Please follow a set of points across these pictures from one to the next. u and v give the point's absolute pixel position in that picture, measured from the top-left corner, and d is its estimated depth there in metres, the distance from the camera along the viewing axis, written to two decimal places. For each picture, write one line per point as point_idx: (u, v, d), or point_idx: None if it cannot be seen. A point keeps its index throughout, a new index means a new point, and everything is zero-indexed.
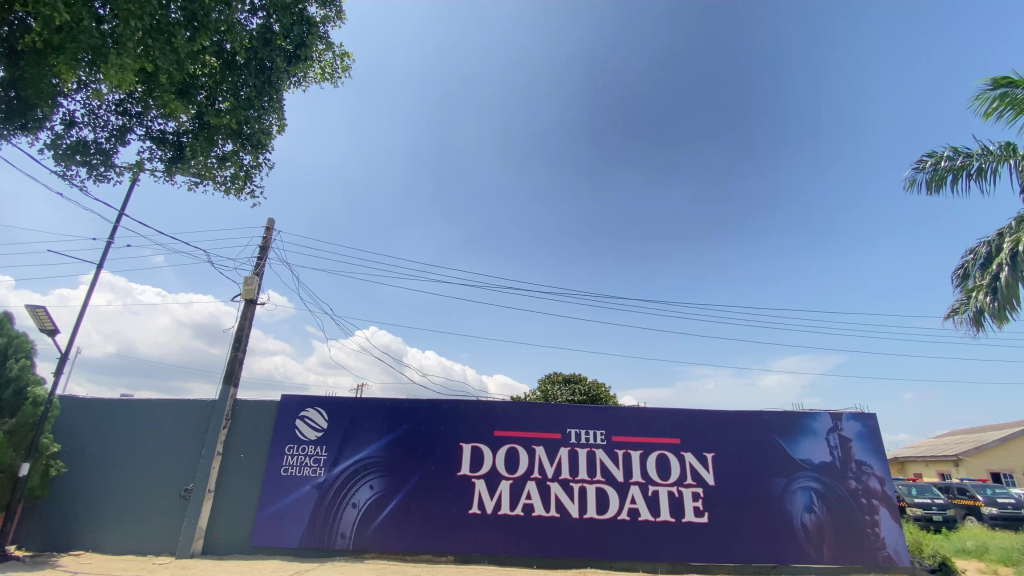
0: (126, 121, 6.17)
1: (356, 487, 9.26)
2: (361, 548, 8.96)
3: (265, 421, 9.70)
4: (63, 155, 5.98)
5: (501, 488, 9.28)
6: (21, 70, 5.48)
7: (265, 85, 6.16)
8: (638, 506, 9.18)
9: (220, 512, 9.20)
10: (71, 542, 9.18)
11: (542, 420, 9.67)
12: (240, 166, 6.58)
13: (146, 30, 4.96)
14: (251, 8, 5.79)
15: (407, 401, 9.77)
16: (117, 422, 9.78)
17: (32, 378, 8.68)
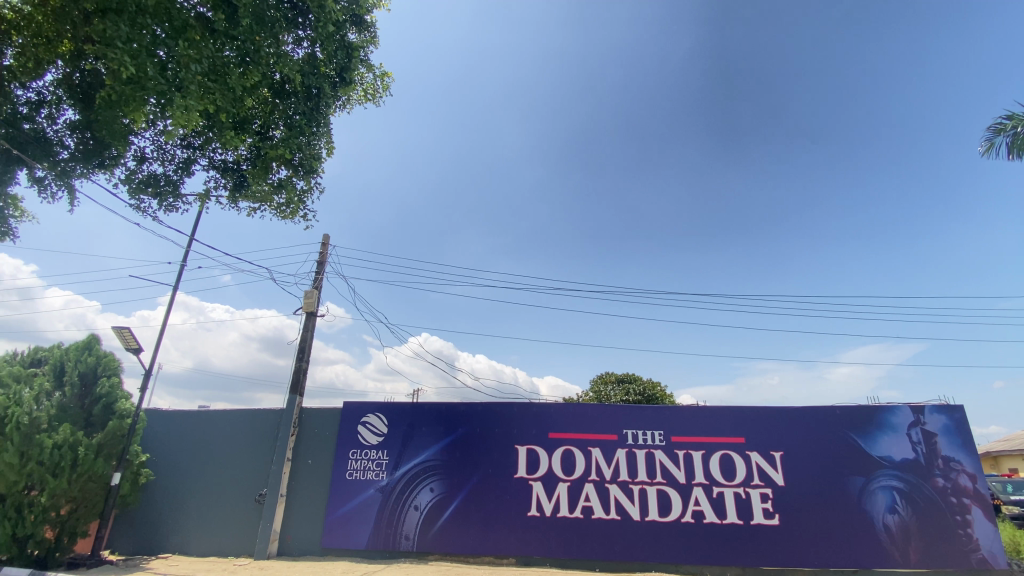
0: (190, 154, 6.55)
1: (416, 490, 9.47)
2: (425, 550, 9.15)
3: (329, 428, 10.13)
4: (136, 188, 6.48)
5: (558, 490, 9.20)
6: (95, 114, 5.98)
7: (314, 112, 6.31)
8: (703, 508, 8.83)
9: (293, 516, 9.67)
10: (162, 543, 9.94)
11: (596, 420, 9.51)
12: (294, 191, 6.71)
13: (205, 73, 5.23)
14: (296, 40, 5.88)
15: (461, 405, 9.89)
16: (198, 432, 10.50)
17: (120, 395, 9.48)
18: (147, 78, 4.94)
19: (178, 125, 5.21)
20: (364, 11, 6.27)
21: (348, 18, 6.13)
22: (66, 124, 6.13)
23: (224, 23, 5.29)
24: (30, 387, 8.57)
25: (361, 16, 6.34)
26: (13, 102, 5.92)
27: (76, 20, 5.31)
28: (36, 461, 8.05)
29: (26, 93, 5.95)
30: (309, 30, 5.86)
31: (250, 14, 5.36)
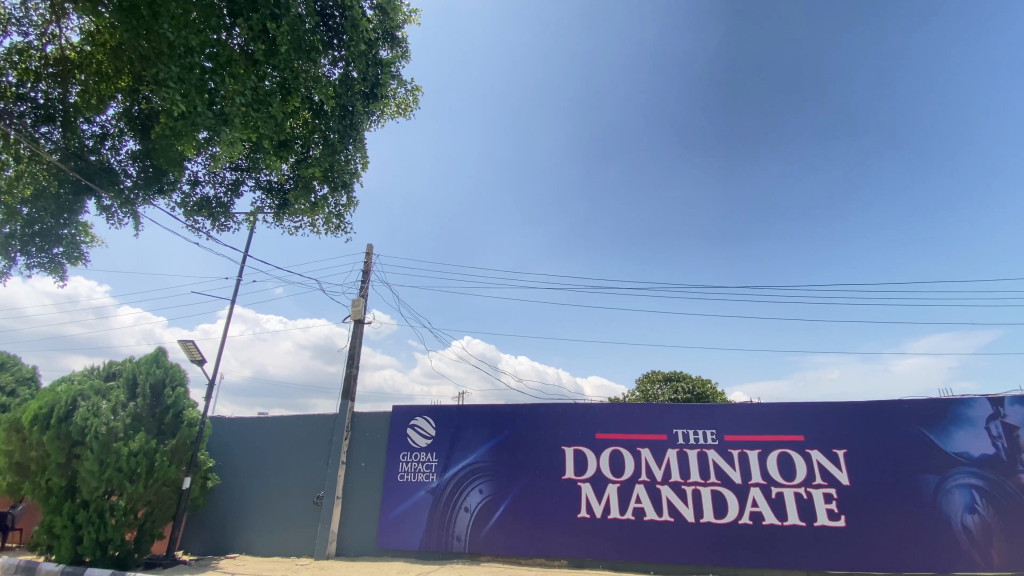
0: (239, 176, 6.88)
1: (466, 492, 9.58)
2: (476, 551, 9.25)
3: (380, 431, 10.41)
4: (191, 211, 6.86)
5: (608, 491, 9.07)
6: (152, 143, 6.36)
7: (349, 129, 6.44)
8: (761, 509, 8.48)
9: (348, 518, 9.99)
10: (229, 544, 10.51)
11: (644, 420, 9.31)
12: (331, 208, 6.91)
13: (249, 103, 5.47)
14: (332, 61, 6.06)
15: (506, 407, 9.92)
16: (258, 438, 11.04)
17: (186, 403, 10.09)
18: (195, 114, 5.18)
19: (227, 155, 5.47)
20: (395, 27, 6.38)
21: (380, 35, 6.26)
22: (128, 154, 6.58)
23: (265, 54, 5.49)
24: (107, 399, 9.25)
25: (392, 32, 6.46)
26: (81, 137, 6.42)
27: (132, 59, 5.71)
28: (115, 468, 8.67)
29: (92, 127, 6.43)
30: (343, 51, 6.07)
31: (288, 41, 5.52)
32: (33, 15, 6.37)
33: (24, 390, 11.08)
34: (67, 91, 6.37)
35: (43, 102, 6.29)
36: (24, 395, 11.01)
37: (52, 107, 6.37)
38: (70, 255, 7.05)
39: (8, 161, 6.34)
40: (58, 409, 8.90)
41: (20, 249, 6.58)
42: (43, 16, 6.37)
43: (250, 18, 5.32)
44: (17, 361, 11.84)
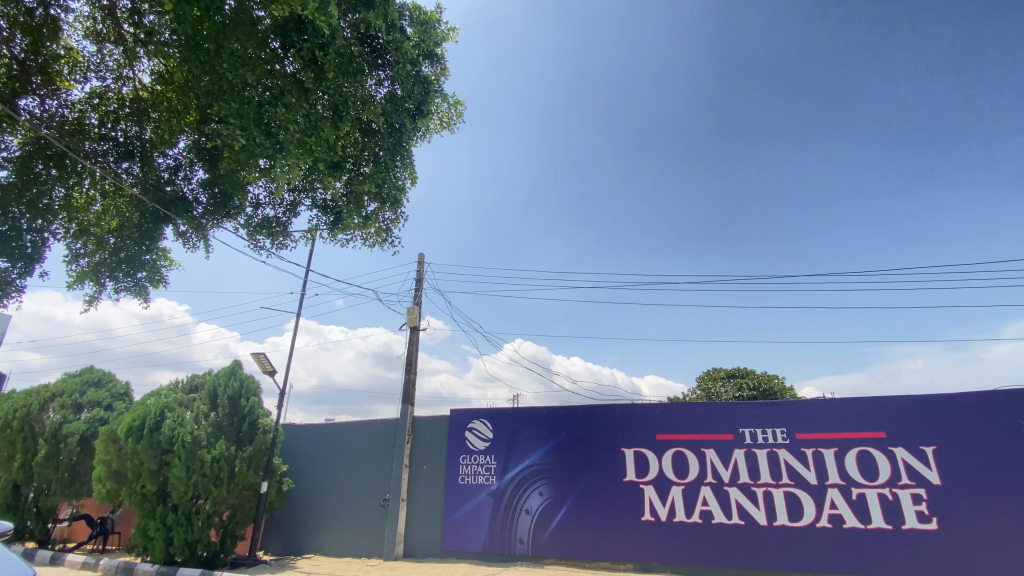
0: (297, 197, 7.23)
1: (526, 494, 9.58)
2: (540, 554, 9.23)
3: (440, 435, 10.63)
4: (254, 231, 7.28)
5: (673, 494, 8.80)
6: (218, 171, 6.76)
7: (397, 146, 6.63)
8: (842, 512, 7.95)
9: (413, 520, 10.25)
10: (305, 545, 11.06)
11: (708, 420, 8.96)
12: (381, 223, 7.14)
13: (303, 129, 5.74)
14: (377, 81, 6.27)
15: (562, 409, 9.84)
16: (327, 443, 11.56)
17: (260, 412, 10.72)
18: (255, 144, 5.51)
19: (285, 179, 5.77)
20: (435, 45, 6.52)
21: (421, 53, 6.42)
22: (199, 183, 7.06)
23: (314, 80, 5.75)
24: (191, 410, 10.00)
25: (433, 50, 6.61)
26: (157, 170, 6.96)
27: (197, 94, 6.14)
28: (200, 474, 9.37)
29: (166, 160, 6.96)
30: (389, 70, 6.27)
31: (336, 66, 5.75)
32: (109, 61, 7.01)
33: (118, 404, 12.13)
34: (142, 129, 6.99)
35: (123, 140, 6.91)
36: (119, 409, 12.04)
37: (131, 144, 6.97)
38: (153, 279, 7.67)
39: (95, 196, 7.13)
40: (148, 421, 9.69)
41: (109, 276, 7.27)
42: (118, 61, 7.00)
43: (301, 49, 5.65)
44: (112, 378, 12.97)
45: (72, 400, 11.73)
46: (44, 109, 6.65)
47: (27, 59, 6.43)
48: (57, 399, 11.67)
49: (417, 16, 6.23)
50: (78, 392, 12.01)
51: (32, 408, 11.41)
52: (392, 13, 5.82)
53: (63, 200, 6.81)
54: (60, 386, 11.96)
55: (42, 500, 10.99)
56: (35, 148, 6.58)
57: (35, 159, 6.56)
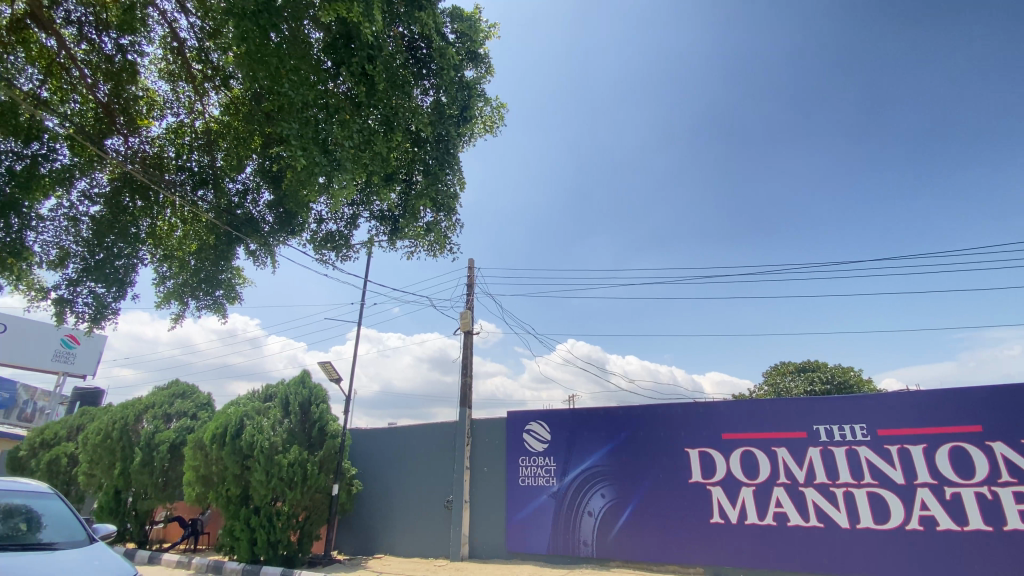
0: (356, 211, 7.53)
1: (588, 496, 9.49)
2: (606, 556, 9.11)
3: (498, 437, 10.75)
4: (319, 246, 7.64)
5: (743, 495, 8.45)
6: (283, 191, 7.07)
7: (446, 154, 6.76)
8: (934, 512, 7.35)
9: (478, 521, 10.40)
10: (375, 545, 11.48)
11: (777, 417, 8.54)
12: (438, 231, 7.29)
13: (358, 144, 5.97)
14: (424, 90, 6.39)
15: (621, 409, 9.68)
16: (391, 447, 11.96)
17: (329, 418, 11.27)
18: (315, 163, 5.75)
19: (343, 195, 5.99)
20: (479, 47, 6.53)
21: (463, 57, 6.43)
22: (265, 205, 7.38)
23: (366, 95, 5.96)
24: (267, 418, 10.64)
25: (476, 51, 6.58)
26: (229, 194, 7.43)
27: (261, 120, 6.52)
28: (278, 477, 9.97)
29: (237, 185, 7.39)
30: (434, 79, 6.37)
31: (385, 79, 5.95)
32: (181, 98, 7.60)
33: (202, 414, 13.08)
34: (214, 157, 7.54)
35: (197, 169, 7.46)
36: (203, 418, 12.97)
37: (204, 172, 7.51)
38: (229, 296, 8.07)
39: (177, 223, 7.75)
40: (230, 428, 10.37)
41: (191, 295, 7.77)
42: (189, 97, 7.57)
43: (351, 65, 5.87)
44: (196, 390, 14.01)
45: (163, 410, 12.81)
46: (129, 147, 7.31)
47: (111, 102, 7.09)
48: (150, 411, 12.78)
49: (459, 20, 6.30)
50: (167, 404, 13.07)
51: (130, 418, 12.55)
52: (435, 17, 5.97)
53: (150, 229, 7.48)
54: (152, 399, 13.08)
55: (140, 503, 12.04)
56: (122, 182, 7.26)
57: (124, 193, 7.27)
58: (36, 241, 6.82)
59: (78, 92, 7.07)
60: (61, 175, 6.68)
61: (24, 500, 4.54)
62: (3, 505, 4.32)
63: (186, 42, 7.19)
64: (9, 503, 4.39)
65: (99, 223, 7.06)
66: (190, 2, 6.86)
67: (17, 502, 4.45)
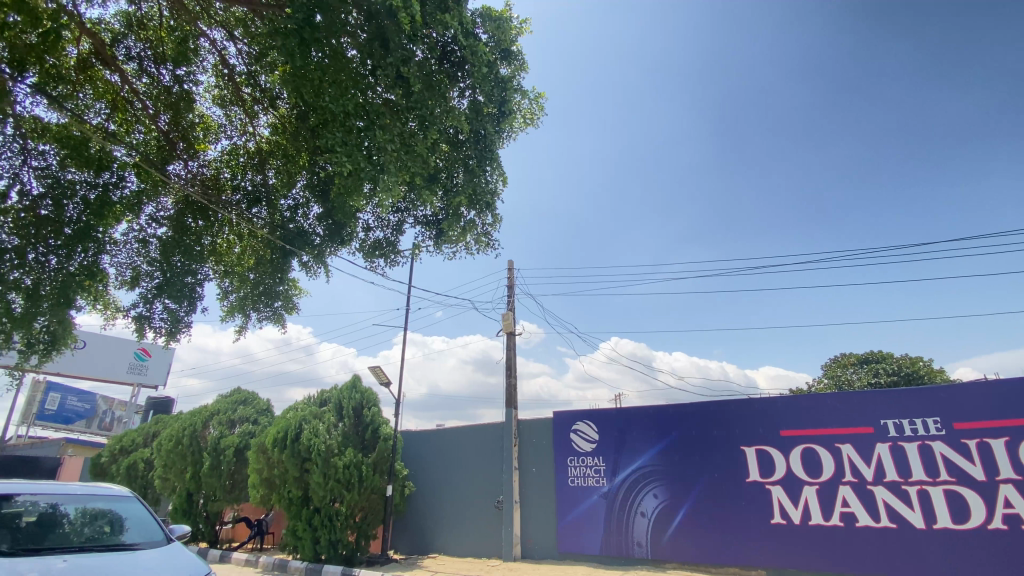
0: (401, 217, 7.71)
1: (640, 496, 9.33)
2: (661, 558, 8.93)
3: (546, 437, 10.74)
4: (368, 253, 7.85)
5: (805, 494, 8.09)
6: (331, 203, 7.21)
7: (485, 151, 6.78)
8: (1020, 511, 6.81)
9: (529, 522, 10.42)
10: (430, 545, 11.71)
11: (840, 412, 8.12)
12: (480, 228, 7.32)
13: (399, 148, 6.06)
14: (460, 92, 6.39)
15: (671, 407, 9.46)
16: (440, 449, 12.17)
17: (381, 420, 11.61)
18: (360, 170, 5.93)
19: (388, 197, 6.09)
20: (511, 43, 6.50)
21: (497, 55, 6.41)
22: (315, 218, 7.57)
23: (404, 98, 6.01)
24: (322, 421, 11.05)
25: (508, 48, 6.55)
26: (281, 210, 7.72)
27: (307, 137, 6.80)
28: (335, 479, 10.35)
29: (288, 201, 7.68)
30: (468, 80, 6.35)
31: (421, 82, 5.99)
32: (235, 121, 8.01)
33: (263, 419, 13.73)
34: (266, 175, 7.92)
35: (251, 189, 7.86)
36: (264, 422, 13.61)
37: (258, 191, 7.89)
38: (287, 306, 8.46)
39: (235, 240, 8.20)
40: (290, 432, 10.84)
41: (252, 307, 8.16)
42: (242, 119, 7.97)
43: (387, 68, 5.87)
44: (256, 396, 14.72)
45: (227, 417, 13.53)
46: (189, 171, 7.79)
47: (171, 130, 7.56)
48: (215, 417, 13.54)
49: (489, 19, 6.30)
50: (231, 410, 13.82)
51: (198, 425, 13.34)
52: (465, 16, 5.98)
53: (212, 247, 7.96)
54: (217, 406, 13.85)
55: (210, 505, 12.78)
56: (184, 205, 7.74)
57: (186, 214, 7.73)
58: (111, 263, 7.40)
59: (142, 123, 7.55)
60: (130, 202, 7.21)
61: (108, 504, 4.91)
62: (89, 509, 4.70)
63: (235, 67, 7.59)
64: (94, 507, 4.76)
65: (166, 244, 7.54)
66: (237, 29, 7.21)
67: (102, 506, 4.83)
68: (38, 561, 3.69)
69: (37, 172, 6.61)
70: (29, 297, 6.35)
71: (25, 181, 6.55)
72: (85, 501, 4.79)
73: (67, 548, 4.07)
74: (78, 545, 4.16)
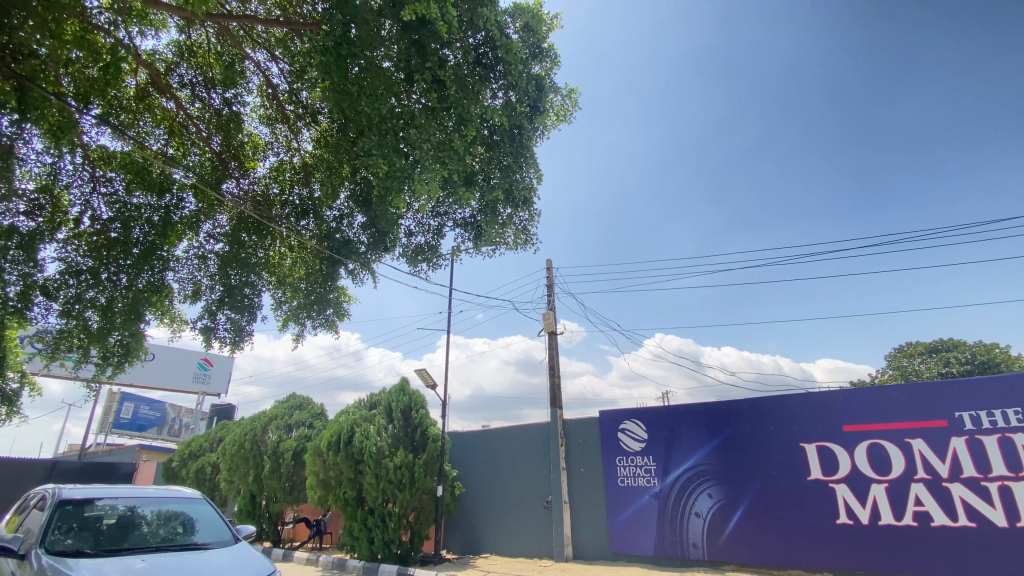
0: (440, 221, 7.82)
1: (694, 496, 9.07)
2: (719, 560, 8.65)
3: (593, 437, 10.64)
4: (411, 258, 7.99)
5: (873, 493, 7.64)
6: (373, 211, 7.39)
7: (520, 149, 6.77)
8: None
9: (580, 522, 10.34)
10: (482, 545, 11.80)
11: (908, 405, 7.63)
12: (518, 225, 7.30)
13: (436, 149, 6.11)
14: (494, 93, 6.41)
15: (722, 403, 9.17)
16: (488, 449, 12.26)
17: (429, 422, 11.82)
18: (399, 172, 6.02)
19: (424, 196, 6.12)
20: (542, 40, 6.49)
21: (529, 53, 6.41)
22: (359, 226, 7.80)
23: (440, 102, 6.10)
24: (373, 424, 11.37)
25: (540, 45, 6.54)
26: (327, 221, 7.98)
27: (348, 148, 7.02)
28: (387, 480, 10.62)
29: (334, 212, 7.94)
30: (502, 81, 6.36)
31: (455, 85, 6.09)
32: (280, 137, 8.36)
33: (318, 423, 14.26)
34: (311, 188, 8.24)
35: (299, 203, 8.16)
36: (318, 426, 14.13)
37: (305, 204, 8.20)
38: (338, 313, 8.74)
39: (286, 251, 8.55)
40: (343, 435, 11.21)
41: (305, 315, 8.47)
42: (287, 135, 8.31)
43: (423, 74, 6.00)
44: (310, 401, 15.29)
45: (284, 421, 14.16)
46: (241, 188, 8.18)
47: (224, 150, 7.98)
48: (274, 422, 14.17)
49: (520, 16, 6.27)
50: (287, 415, 14.44)
51: (258, 430, 14.00)
52: (496, 15, 5.99)
53: (265, 259, 8.33)
54: (275, 411, 14.49)
55: (273, 505, 13.38)
56: (238, 221, 8.14)
57: (241, 230, 8.12)
58: (175, 279, 7.90)
59: (197, 146, 8.00)
60: (189, 221, 7.64)
61: (181, 506, 5.23)
62: (164, 511, 5.02)
63: (279, 86, 7.93)
64: (169, 509, 5.08)
65: (224, 258, 7.96)
66: (278, 49, 7.53)
67: (175, 508, 5.14)
68: (119, 561, 3.96)
69: (106, 198, 7.11)
70: (104, 314, 6.85)
71: (96, 207, 7.06)
72: (160, 503, 5.12)
73: (145, 548, 4.37)
74: (155, 545, 4.45)
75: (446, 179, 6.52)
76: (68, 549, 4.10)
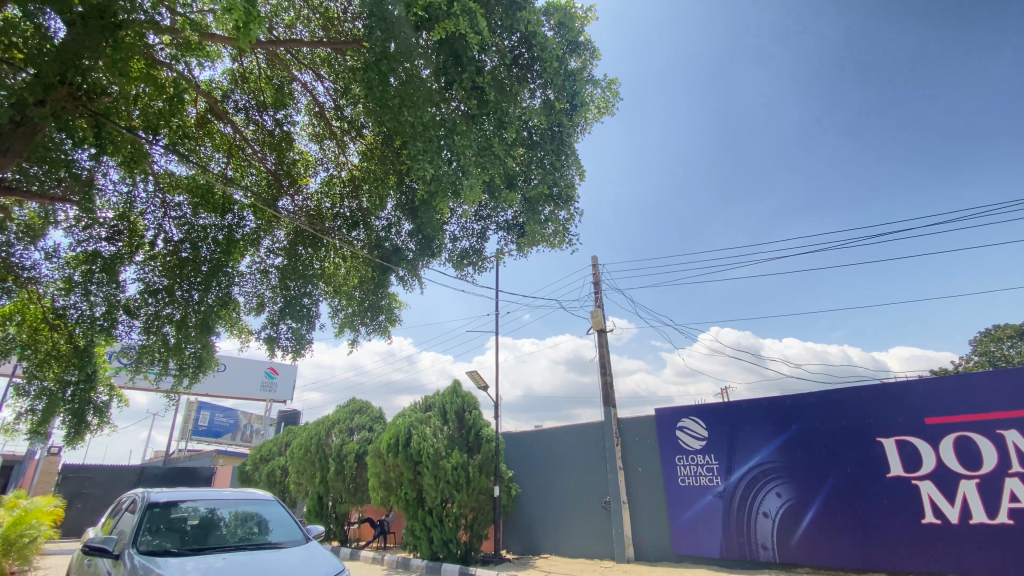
0: (484, 224, 7.86)
1: (761, 495, 8.68)
2: (791, 562, 8.22)
3: (650, 435, 10.39)
4: (457, 262, 8.10)
5: (963, 490, 7.03)
6: (419, 219, 7.54)
7: (561, 146, 6.73)
8: None
9: (640, 522, 10.12)
10: (541, 545, 11.78)
11: (999, 394, 6.98)
12: (561, 223, 7.24)
13: (477, 153, 6.16)
14: (532, 93, 6.40)
15: (787, 397, 8.74)
16: (542, 450, 12.23)
17: (482, 423, 11.92)
18: (442, 178, 6.12)
19: (467, 199, 6.18)
20: (578, 35, 6.43)
21: (565, 49, 6.37)
22: (407, 234, 7.98)
23: (479, 106, 6.17)
24: (429, 426, 11.61)
25: (576, 40, 6.48)
26: (376, 230, 8.22)
27: (393, 159, 7.21)
28: (444, 480, 10.81)
29: (382, 221, 8.19)
30: (539, 80, 6.35)
31: (493, 88, 6.13)
32: (329, 152, 8.69)
33: (377, 426, 14.73)
34: (360, 199, 8.53)
35: (349, 215, 8.47)
36: (378, 429, 14.59)
37: (354, 216, 8.48)
38: (390, 318, 8.96)
39: (340, 262, 8.87)
40: (400, 437, 11.52)
41: (359, 322, 8.75)
42: (334, 151, 8.63)
43: (462, 81, 6.08)
44: (369, 405, 15.81)
45: (346, 425, 14.72)
46: (296, 204, 8.57)
47: (277, 168, 8.41)
48: (336, 426, 14.77)
49: (555, 14, 6.22)
50: (348, 419, 15.00)
51: (322, 433, 14.63)
52: (531, 16, 5.96)
53: (320, 270, 8.68)
54: (337, 416, 15.08)
55: (339, 506, 13.92)
56: (295, 236, 8.52)
57: (297, 244, 8.50)
58: (240, 292, 8.38)
59: (253, 166, 8.45)
60: (251, 238, 8.08)
61: (255, 507, 5.52)
62: (240, 512, 5.32)
63: (325, 104, 8.25)
64: (244, 510, 5.38)
65: (283, 271, 8.36)
66: (323, 68, 7.83)
67: (250, 510, 5.44)
68: (202, 561, 4.21)
69: (176, 221, 7.65)
70: (180, 328, 7.35)
71: (167, 230, 7.61)
72: (236, 505, 5.43)
73: (225, 547, 4.63)
74: (233, 544, 4.72)
75: (488, 182, 6.55)
76: (156, 548, 4.42)
